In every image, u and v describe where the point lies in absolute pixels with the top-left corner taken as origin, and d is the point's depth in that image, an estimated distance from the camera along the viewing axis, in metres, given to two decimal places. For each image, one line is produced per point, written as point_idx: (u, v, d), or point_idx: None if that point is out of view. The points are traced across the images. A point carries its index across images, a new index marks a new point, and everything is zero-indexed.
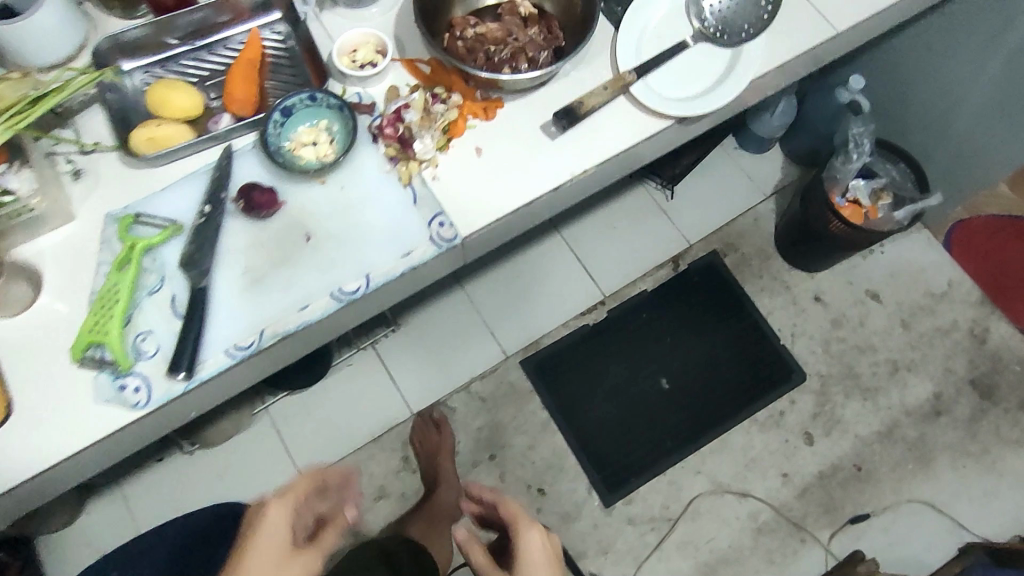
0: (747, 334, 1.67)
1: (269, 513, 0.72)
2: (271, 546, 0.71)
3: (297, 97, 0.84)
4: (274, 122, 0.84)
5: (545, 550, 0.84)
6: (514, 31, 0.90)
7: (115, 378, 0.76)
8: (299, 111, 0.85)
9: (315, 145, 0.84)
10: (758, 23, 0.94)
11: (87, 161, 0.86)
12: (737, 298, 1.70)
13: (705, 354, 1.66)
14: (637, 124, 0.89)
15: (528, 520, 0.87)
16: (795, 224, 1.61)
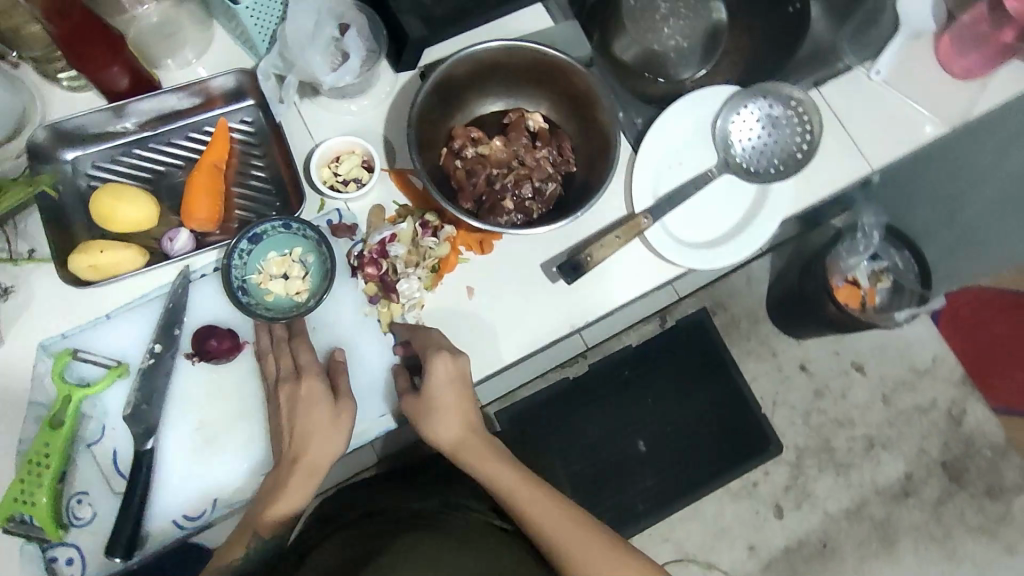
0: (727, 399, 1.57)
1: (306, 390, 0.69)
2: (321, 423, 0.68)
3: (270, 224, 0.74)
4: (240, 251, 0.74)
5: (454, 383, 0.71)
6: (520, 153, 0.81)
7: (44, 549, 0.68)
8: (272, 237, 0.75)
9: (286, 279, 0.75)
10: (789, 161, 0.85)
11: (16, 273, 0.74)
12: (723, 362, 1.59)
13: (683, 418, 1.55)
14: (646, 272, 0.81)
15: (433, 344, 0.72)
16: (789, 300, 1.52)
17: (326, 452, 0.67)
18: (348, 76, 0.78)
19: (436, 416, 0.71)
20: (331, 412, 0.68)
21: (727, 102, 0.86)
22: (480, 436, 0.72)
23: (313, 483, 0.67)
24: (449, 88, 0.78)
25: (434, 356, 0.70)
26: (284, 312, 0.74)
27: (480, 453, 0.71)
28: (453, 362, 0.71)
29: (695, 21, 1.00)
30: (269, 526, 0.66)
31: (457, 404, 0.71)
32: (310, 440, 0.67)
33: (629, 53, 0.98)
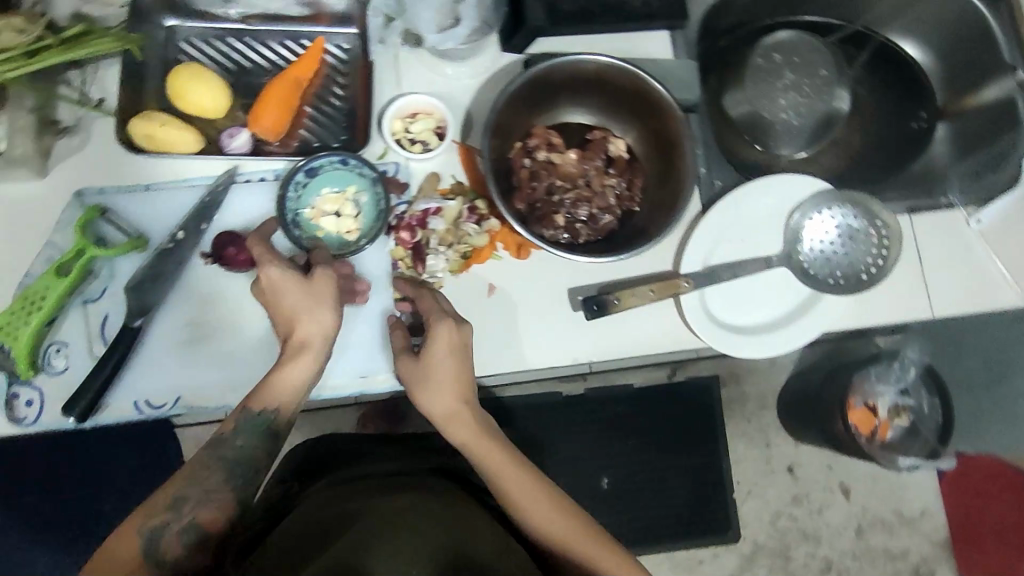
0: (704, 471, 1.51)
1: (282, 274, 0.67)
2: (313, 305, 0.67)
3: (327, 158, 0.75)
4: (297, 183, 0.76)
5: (456, 353, 0.69)
6: (590, 174, 0.79)
7: (10, 383, 0.70)
8: (327, 173, 0.76)
9: (337, 216, 0.75)
10: (852, 278, 0.82)
11: (80, 117, 0.75)
12: (714, 435, 1.51)
13: (658, 474, 1.49)
14: (668, 334, 0.79)
15: (437, 309, 0.70)
16: (801, 397, 1.48)
17: (325, 334, 0.67)
18: (451, 42, 0.78)
19: (428, 386, 0.68)
20: (314, 298, 0.67)
21: (814, 197, 0.82)
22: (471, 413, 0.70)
23: (316, 367, 0.67)
24: (547, 86, 0.76)
25: (437, 327, 0.68)
26: (333, 250, 0.75)
27: (469, 433, 0.69)
28: (458, 332, 0.68)
29: (816, 100, 0.96)
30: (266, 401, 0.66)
31: (454, 378, 0.69)
32: (314, 324, 0.66)
33: (736, 111, 0.95)
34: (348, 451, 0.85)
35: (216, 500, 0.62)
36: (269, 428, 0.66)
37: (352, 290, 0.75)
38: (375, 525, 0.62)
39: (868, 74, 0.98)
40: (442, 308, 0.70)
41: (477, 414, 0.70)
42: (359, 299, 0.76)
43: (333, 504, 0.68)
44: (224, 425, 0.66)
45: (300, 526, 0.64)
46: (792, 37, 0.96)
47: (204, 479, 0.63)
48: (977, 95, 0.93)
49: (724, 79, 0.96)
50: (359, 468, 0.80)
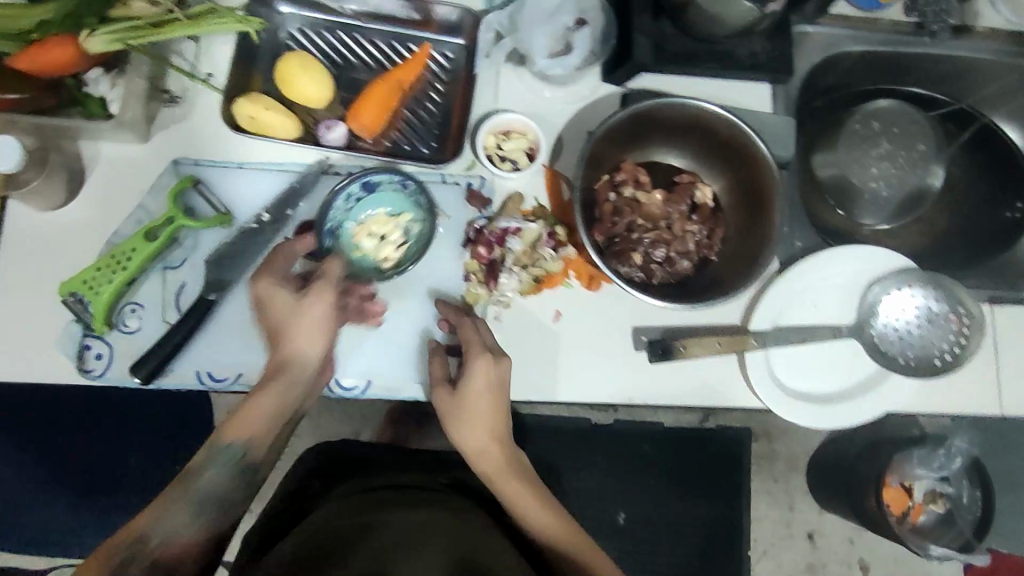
0: (728, 540, 1.29)
1: (275, 289, 0.68)
2: (302, 322, 0.67)
3: (389, 177, 0.76)
4: (352, 195, 0.76)
5: (492, 389, 0.68)
6: (672, 217, 0.78)
7: (84, 334, 0.72)
8: (384, 191, 0.77)
9: (381, 238, 0.76)
10: (924, 361, 0.79)
11: (189, 90, 0.77)
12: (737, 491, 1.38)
13: (677, 535, 1.29)
14: (725, 389, 0.78)
15: (477, 343, 0.70)
16: (829, 466, 1.42)
17: (308, 355, 0.68)
18: (559, 69, 0.79)
19: (463, 420, 0.68)
20: (297, 317, 0.67)
21: (897, 273, 0.80)
22: (503, 448, 0.69)
23: (295, 390, 0.68)
24: (645, 124, 0.76)
25: (475, 361, 0.68)
26: (366, 271, 0.75)
27: (499, 467, 0.69)
28: (496, 367, 0.68)
29: (909, 175, 0.94)
30: (247, 430, 0.66)
31: (489, 413, 0.69)
32: (297, 346, 0.67)
33: (825, 172, 0.94)
34: (372, 469, 0.87)
35: (187, 529, 0.61)
36: (240, 461, 0.66)
37: (361, 308, 0.74)
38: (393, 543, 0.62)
39: (964, 154, 0.97)
40: (497, 352, 0.70)
41: (508, 450, 0.70)
42: (371, 321, 0.75)
43: (356, 516, 0.68)
44: (190, 465, 0.65)
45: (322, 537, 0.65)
46: (891, 105, 0.93)
47: (177, 515, 0.61)
48: None
49: (816, 138, 0.94)
50: (384, 480, 0.82)
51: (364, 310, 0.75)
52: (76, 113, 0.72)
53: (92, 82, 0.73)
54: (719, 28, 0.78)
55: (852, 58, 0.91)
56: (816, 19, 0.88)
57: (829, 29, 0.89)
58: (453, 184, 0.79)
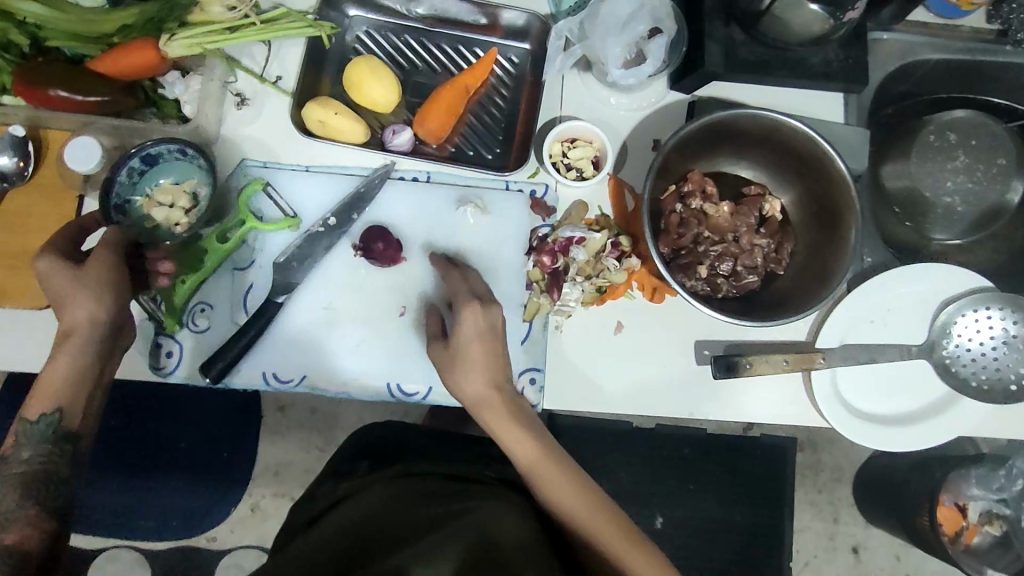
0: (759, 530, 1.26)
1: (51, 259, 0.62)
2: (75, 283, 0.61)
3: (165, 146, 0.72)
4: (132, 169, 0.72)
5: (486, 337, 0.67)
6: (740, 231, 0.76)
7: (157, 332, 0.74)
8: (166, 160, 0.73)
9: (170, 207, 0.73)
10: (999, 386, 0.77)
11: (257, 92, 0.78)
12: (781, 499, 1.27)
13: (712, 530, 1.26)
14: (788, 406, 0.76)
15: (465, 291, 0.70)
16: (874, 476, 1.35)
17: (87, 323, 0.61)
18: (632, 79, 0.77)
19: (461, 370, 0.67)
20: (77, 270, 0.62)
21: (972, 293, 0.77)
22: (501, 396, 0.66)
23: (88, 348, 0.61)
24: (716, 134, 0.74)
25: (462, 310, 0.68)
26: (158, 241, 0.72)
27: (500, 418, 0.65)
28: (485, 315, 0.67)
29: (986, 191, 0.89)
30: (38, 405, 0.59)
31: (487, 365, 0.66)
32: (69, 306, 0.61)
33: (894, 183, 0.90)
34: (416, 454, 0.91)
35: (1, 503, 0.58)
36: (60, 430, 0.60)
37: (146, 274, 0.70)
38: (424, 537, 0.65)
39: None
40: (486, 300, 0.69)
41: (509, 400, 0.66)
42: (155, 285, 0.71)
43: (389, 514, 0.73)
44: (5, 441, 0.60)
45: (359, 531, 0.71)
46: (968, 117, 0.88)
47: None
48: None
49: (886, 149, 0.91)
50: (428, 466, 0.85)
51: (151, 278, 0.71)
52: (151, 115, 0.74)
53: (167, 84, 0.74)
54: (792, 37, 0.76)
55: (928, 66, 0.88)
56: (892, 26, 0.86)
57: (905, 36, 0.86)
58: (517, 191, 0.79)
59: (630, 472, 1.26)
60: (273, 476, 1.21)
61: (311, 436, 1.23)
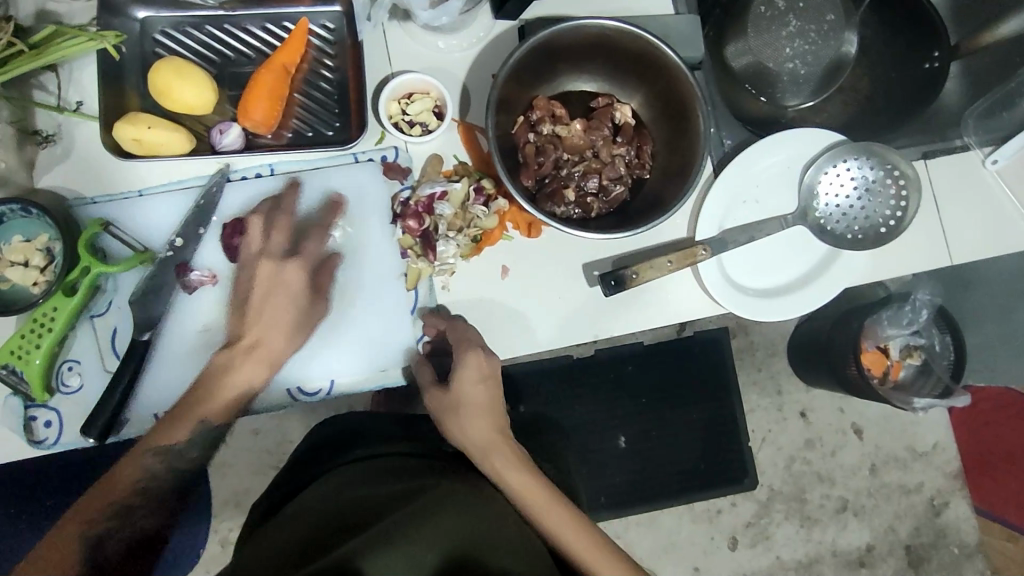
0: (714, 418, 1.29)
1: (299, 279, 0.67)
2: (292, 312, 0.67)
3: (7, 207, 0.67)
4: None
5: (487, 381, 0.70)
6: (597, 145, 0.76)
7: (27, 405, 0.69)
8: (12, 220, 0.68)
9: (25, 267, 0.68)
10: (871, 233, 0.80)
11: (59, 126, 0.71)
12: (725, 385, 1.29)
13: (669, 431, 1.27)
14: (685, 302, 0.78)
15: (468, 337, 0.71)
16: (801, 339, 1.35)
17: (280, 346, 0.67)
18: (445, 17, 0.72)
19: (463, 416, 0.69)
20: (304, 314, 0.68)
21: (829, 150, 0.80)
22: (508, 443, 0.69)
23: (266, 369, 0.66)
24: (549, 53, 0.72)
25: (469, 351, 0.69)
26: (19, 304, 0.68)
27: (517, 468, 0.68)
28: (486, 361, 0.70)
29: (823, 49, 0.92)
30: (218, 410, 0.65)
31: (489, 420, 0.70)
32: (274, 334, 0.66)
33: (738, 63, 0.90)
34: (368, 439, 0.84)
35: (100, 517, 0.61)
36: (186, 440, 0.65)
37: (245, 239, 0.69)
38: (384, 514, 0.62)
39: (873, 15, 0.94)
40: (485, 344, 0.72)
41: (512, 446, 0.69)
42: (24, 352, 0.66)
43: (350, 500, 0.67)
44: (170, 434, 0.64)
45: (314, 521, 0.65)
46: None
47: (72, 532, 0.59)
48: (993, 33, 0.88)
49: (725, 28, 0.91)
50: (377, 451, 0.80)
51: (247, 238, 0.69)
52: None
53: None
54: None
55: None
56: None
57: None
58: (367, 161, 0.76)
59: (581, 401, 1.24)
60: (235, 508, 1.18)
61: (255, 458, 1.19)
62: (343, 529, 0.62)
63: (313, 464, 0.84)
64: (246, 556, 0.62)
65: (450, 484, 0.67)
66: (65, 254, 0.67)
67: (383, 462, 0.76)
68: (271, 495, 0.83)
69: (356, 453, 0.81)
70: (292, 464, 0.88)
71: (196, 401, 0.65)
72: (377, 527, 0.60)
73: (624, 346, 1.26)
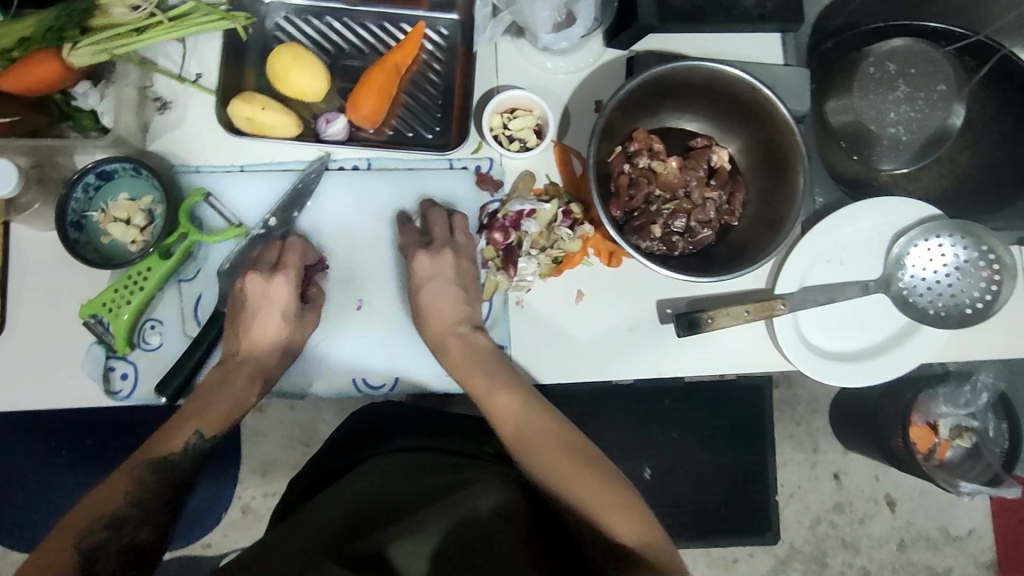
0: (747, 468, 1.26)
1: (285, 291, 0.69)
2: (283, 330, 0.69)
3: (121, 165, 0.69)
4: (87, 185, 0.70)
5: (438, 279, 0.71)
6: (690, 185, 0.76)
7: (108, 356, 0.71)
8: (122, 178, 0.71)
9: (126, 224, 0.71)
10: (955, 312, 0.78)
11: (178, 94, 0.74)
12: (762, 434, 1.26)
13: (699, 473, 1.25)
14: (753, 354, 0.78)
15: (416, 239, 0.73)
16: (847, 401, 1.31)
17: (266, 350, 0.69)
18: (564, 43, 0.75)
19: (423, 317, 0.71)
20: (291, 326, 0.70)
21: (924, 223, 0.78)
22: (480, 359, 0.70)
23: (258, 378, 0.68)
24: (659, 88, 0.72)
25: (412, 255, 0.71)
26: (115, 260, 0.71)
27: (490, 386, 0.68)
28: (432, 257, 0.71)
29: (930, 116, 0.90)
30: (213, 422, 0.65)
31: (446, 316, 0.71)
32: (262, 344, 0.69)
33: (838, 119, 0.91)
34: (418, 426, 0.83)
35: (94, 526, 0.55)
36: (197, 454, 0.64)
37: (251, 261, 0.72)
38: (417, 508, 0.62)
39: None
40: (438, 244, 0.72)
41: (469, 341, 0.71)
42: (115, 307, 0.69)
43: (389, 490, 0.67)
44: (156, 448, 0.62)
45: (356, 505, 0.65)
46: (907, 44, 0.90)
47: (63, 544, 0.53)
48: None
49: (827, 85, 0.92)
50: (430, 441, 0.80)
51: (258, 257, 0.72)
52: (69, 129, 0.69)
53: (79, 96, 0.69)
54: None
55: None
56: None
57: None
58: (461, 168, 0.77)
59: (616, 427, 1.23)
60: (262, 477, 1.20)
61: (291, 432, 1.21)
62: (376, 510, 0.64)
63: (358, 444, 0.83)
64: (287, 532, 0.63)
65: (487, 482, 0.67)
66: (167, 217, 0.69)
67: (424, 455, 0.77)
68: (318, 467, 0.83)
69: (403, 440, 0.80)
70: (329, 444, 0.86)
71: (192, 412, 0.65)
72: (408, 523, 0.60)
73: (666, 379, 1.24)
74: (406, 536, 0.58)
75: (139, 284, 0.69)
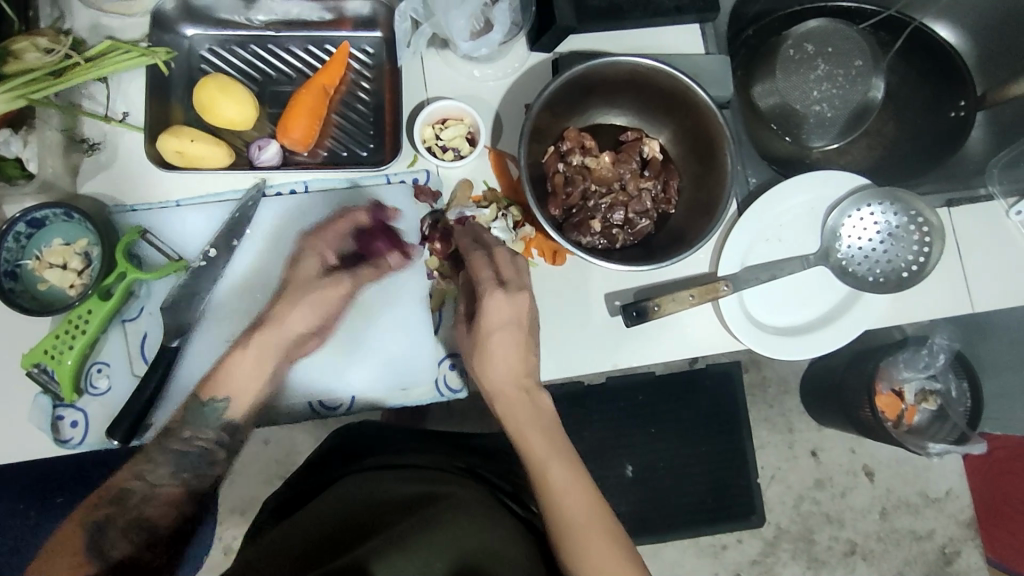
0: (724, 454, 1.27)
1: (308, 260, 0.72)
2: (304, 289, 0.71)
3: (51, 211, 0.68)
4: (18, 234, 0.69)
5: (508, 329, 0.65)
6: (625, 178, 0.77)
7: (55, 405, 0.70)
8: (54, 223, 0.70)
9: (63, 269, 0.70)
10: (892, 276, 0.80)
11: (105, 134, 0.74)
12: (736, 420, 1.27)
13: (679, 465, 1.25)
14: (704, 337, 0.79)
15: (490, 276, 0.66)
16: (815, 375, 1.33)
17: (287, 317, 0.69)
18: (484, 50, 0.75)
19: (486, 356, 0.65)
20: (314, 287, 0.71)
21: (854, 194, 0.81)
22: (527, 395, 0.66)
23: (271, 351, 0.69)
24: (585, 85, 0.74)
25: (489, 298, 0.64)
26: (54, 306, 0.70)
27: (525, 421, 0.64)
28: (511, 302, 0.65)
29: (851, 93, 0.92)
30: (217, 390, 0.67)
31: (507, 357, 0.65)
32: (287, 310, 0.70)
33: (765, 102, 0.92)
34: (394, 448, 0.81)
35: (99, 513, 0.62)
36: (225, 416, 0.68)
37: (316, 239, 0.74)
38: (404, 519, 0.62)
39: (901, 62, 0.96)
40: (511, 284, 0.66)
41: (536, 402, 0.66)
42: (57, 353, 0.68)
43: (382, 504, 0.66)
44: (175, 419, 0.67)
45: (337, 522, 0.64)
46: (821, 25, 0.90)
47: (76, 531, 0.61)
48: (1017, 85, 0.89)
49: (753, 68, 0.93)
50: (411, 457, 0.78)
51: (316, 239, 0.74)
52: None
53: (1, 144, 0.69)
54: None
55: None
56: None
57: None
58: (399, 182, 0.77)
59: (591, 429, 1.23)
60: (242, 516, 1.16)
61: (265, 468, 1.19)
62: (357, 529, 0.62)
63: (339, 464, 0.81)
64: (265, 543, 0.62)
65: (467, 503, 0.67)
66: (103, 259, 0.69)
67: (409, 469, 0.74)
68: (298, 483, 0.81)
69: (384, 458, 0.78)
70: (303, 466, 0.85)
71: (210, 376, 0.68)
72: (391, 535, 0.60)
73: (636, 374, 1.25)
74: (392, 548, 0.58)
75: (80, 329, 0.68)
